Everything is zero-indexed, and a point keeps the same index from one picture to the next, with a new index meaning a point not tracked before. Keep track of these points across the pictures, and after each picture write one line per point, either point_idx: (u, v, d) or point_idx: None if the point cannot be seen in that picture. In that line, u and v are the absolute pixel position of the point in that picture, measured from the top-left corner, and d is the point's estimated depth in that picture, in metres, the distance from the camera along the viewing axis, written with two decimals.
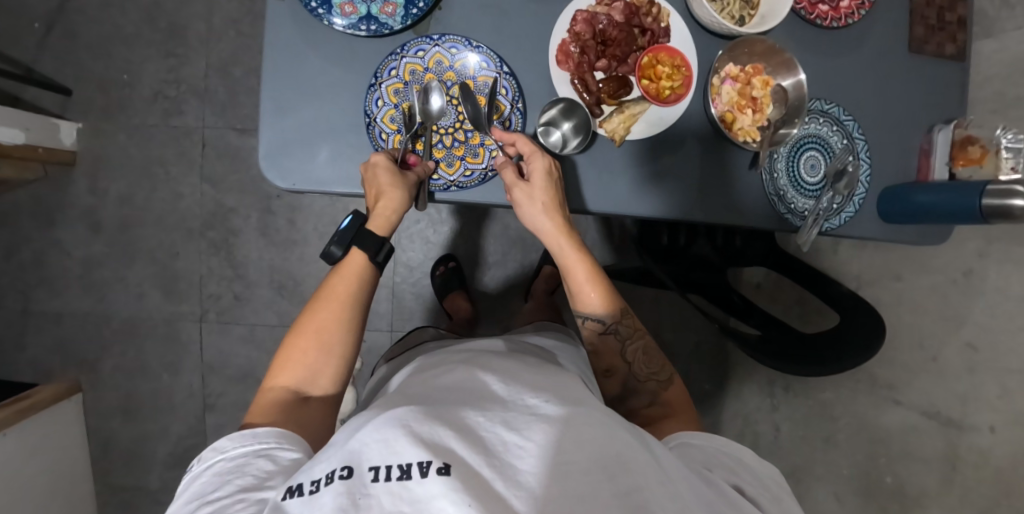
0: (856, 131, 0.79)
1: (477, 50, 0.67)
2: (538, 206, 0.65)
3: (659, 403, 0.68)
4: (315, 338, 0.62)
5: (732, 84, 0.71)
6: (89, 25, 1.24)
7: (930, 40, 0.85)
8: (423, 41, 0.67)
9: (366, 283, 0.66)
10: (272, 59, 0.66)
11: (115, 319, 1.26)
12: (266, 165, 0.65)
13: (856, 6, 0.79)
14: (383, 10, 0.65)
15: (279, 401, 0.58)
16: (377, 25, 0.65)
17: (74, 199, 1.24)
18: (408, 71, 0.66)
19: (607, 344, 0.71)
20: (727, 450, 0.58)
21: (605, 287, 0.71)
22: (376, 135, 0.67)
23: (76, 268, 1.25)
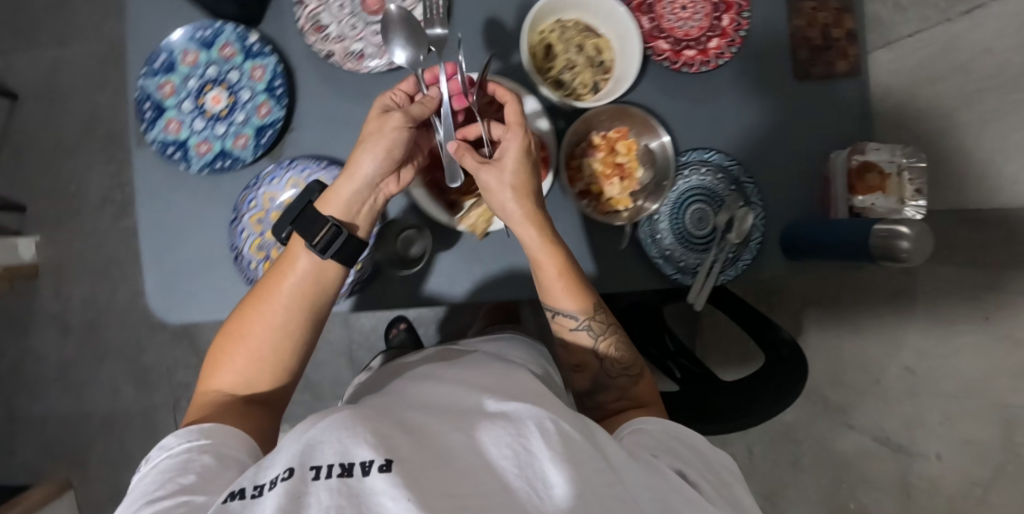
0: (744, 174, 0.76)
1: (326, 169, 0.69)
2: (503, 188, 0.61)
3: (629, 399, 0.68)
4: (246, 344, 0.61)
5: (595, 155, 0.70)
6: (31, 141, 1.30)
7: (818, 62, 0.82)
8: (275, 170, 0.70)
9: (310, 281, 0.62)
10: (143, 206, 0.72)
11: (96, 416, 1.31)
12: (156, 304, 0.73)
13: (726, 45, 0.76)
14: (235, 143, 0.70)
15: (216, 405, 0.59)
16: (232, 160, 0.70)
17: (42, 308, 1.30)
18: (267, 200, 0.70)
19: (578, 340, 0.69)
20: (673, 435, 0.57)
21: (577, 283, 0.66)
22: (245, 265, 0.71)
23: (52, 372, 1.30)
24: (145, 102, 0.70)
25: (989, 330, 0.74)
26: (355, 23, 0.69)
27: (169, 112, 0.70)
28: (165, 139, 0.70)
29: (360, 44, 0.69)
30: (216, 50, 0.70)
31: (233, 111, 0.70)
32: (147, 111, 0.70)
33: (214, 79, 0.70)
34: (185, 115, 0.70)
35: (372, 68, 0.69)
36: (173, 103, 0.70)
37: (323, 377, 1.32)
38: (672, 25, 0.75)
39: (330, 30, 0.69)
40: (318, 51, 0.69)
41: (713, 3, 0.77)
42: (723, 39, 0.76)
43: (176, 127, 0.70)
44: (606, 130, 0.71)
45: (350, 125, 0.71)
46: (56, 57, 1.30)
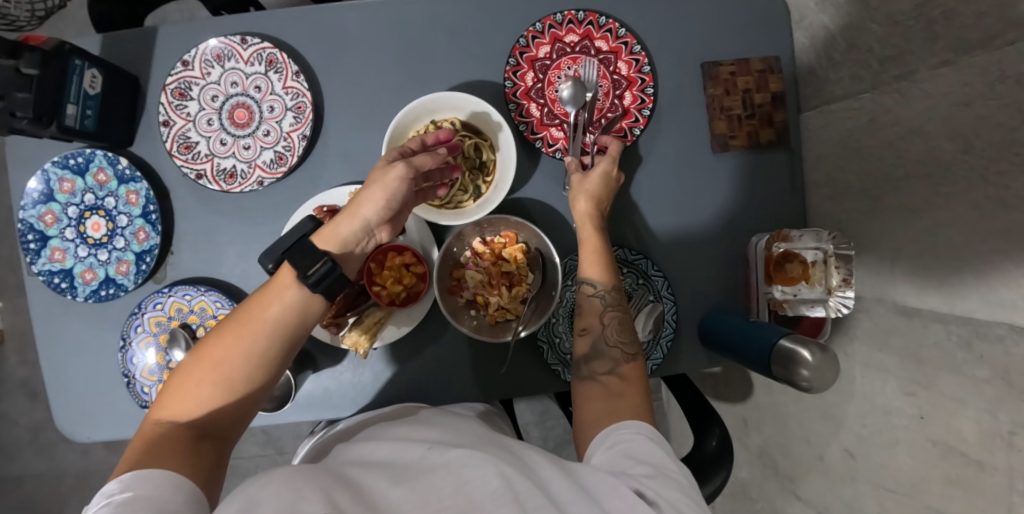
0: (652, 267, 0.72)
1: (207, 293, 0.69)
2: (582, 192, 0.65)
3: (621, 375, 0.59)
4: (217, 374, 0.52)
5: (479, 264, 0.66)
6: None
7: (737, 132, 0.75)
8: (158, 295, 0.69)
9: (302, 311, 0.54)
10: (43, 331, 0.73)
11: (68, 475, 1.34)
12: (62, 427, 0.73)
13: (627, 127, 0.71)
14: (118, 269, 0.69)
15: (164, 440, 0.50)
16: (117, 285, 0.69)
17: (9, 373, 1.33)
18: (154, 324, 0.70)
19: (592, 304, 0.64)
20: (647, 440, 0.51)
21: (601, 249, 0.65)
22: (139, 390, 0.70)
23: (24, 434, 1.34)
24: (28, 234, 0.70)
25: (924, 429, 0.67)
26: (223, 138, 0.67)
27: (53, 240, 0.70)
28: (51, 269, 0.70)
29: (231, 160, 0.67)
30: (91, 177, 0.69)
31: (113, 237, 0.69)
32: (31, 243, 0.70)
33: (92, 205, 0.70)
34: (68, 242, 0.70)
35: (243, 186, 0.67)
36: (56, 232, 0.70)
37: (284, 434, 1.30)
38: (566, 110, 0.69)
39: (198, 148, 0.67)
40: (186, 171, 0.67)
41: (612, 79, 0.70)
42: (624, 121, 0.71)
43: (60, 257, 0.70)
44: (491, 236, 0.67)
45: (233, 242, 0.70)
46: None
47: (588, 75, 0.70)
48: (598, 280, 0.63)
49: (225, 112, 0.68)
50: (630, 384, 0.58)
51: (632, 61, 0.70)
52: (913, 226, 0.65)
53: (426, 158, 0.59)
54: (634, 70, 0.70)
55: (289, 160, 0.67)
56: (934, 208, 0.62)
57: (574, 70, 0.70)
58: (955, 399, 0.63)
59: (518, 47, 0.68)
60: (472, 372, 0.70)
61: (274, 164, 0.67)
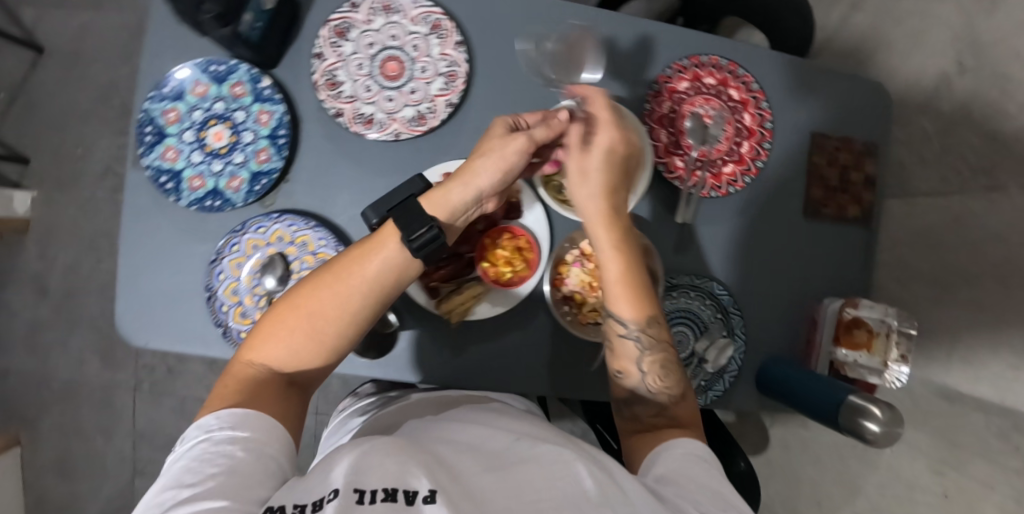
0: (733, 305, 0.75)
1: (315, 229, 0.65)
2: (591, 192, 0.62)
3: (667, 415, 0.59)
4: (310, 322, 0.53)
5: (585, 265, 0.69)
6: (48, 99, 1.30)
7: (830, 202, 0.80)
8: (263, 218, 0.66)
9: (400, 273, 0.55)
10: (131, 222, 0.70)
11: (57, 379, 1.32)
12: (123, 322, 0.70)
13: (740, 173, 0.75)
14: (228, 184, 0.67)
15: (253, 380, 0.51)
16: (223, 199, 0.67)
17: (24, 265, 1.30)
18: (250, 246, 0.66)
19: (624, 347, 0.61)
20: (710, 459, 0.52)
21: (633, 286, 0.61)
22: (218, 306, 0.67)
23: (22, 329, 1.30)
24: (147, 125, 0.67)
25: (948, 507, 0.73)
26: (370, 85, 0.66)
27: (169, 139, 0.68)
28: (160, 167, 0.67)
29: (371, 108, 0.66)
30: (227, 86, 0.67)
31: (232, 150, 0.67)
32: (148, 136, 0.67)
33: (219, 114, 0.67)
34: (185, 144, 0.68)
35: (379, 134, 0.66)
36: (175, 131, 0.68)
37: None
38: (692, 143, 0.73)
39: (343, 88, 0.66)
40: (328, 107, 0.65)
41: (735, 126, 0.74)
42: (738, 167, 0.75)
43: (173, 157, 0.67)
44: None
45: (349, 187, 0.67)
46: (88, 23, 1.30)
47: (718, 117, 0.74)
48: (627, 322, 0.61)
49: (378, 61, 0.66)
50: (675, 422, 0.58)
51: (757, 114, 0.75)
52: (976, 323, 0.71)
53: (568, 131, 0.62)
54: (757, 123, 0.75)
55: (430, 121, 0.66)
56: (1001, 311, 0.68)
57: (706, 109, 0.74)
58: (986, 485, 0.69)
59: (661, 77, 0.73)
60: (547, 364, 0.71)
61: (414, 122, 0.66)
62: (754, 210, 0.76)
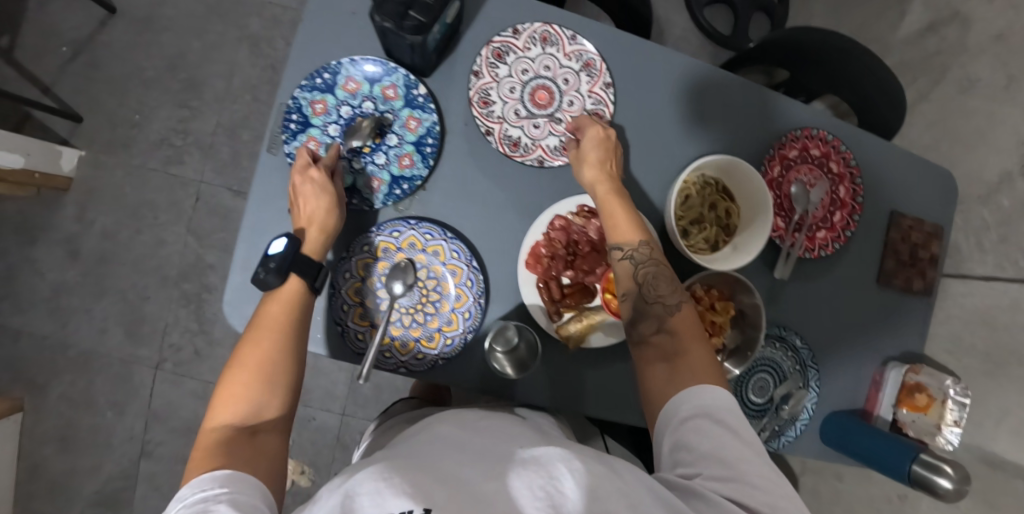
0: (810, 358, 0.79)
1: (450, 240, 0.63)
2: (584, 161, 0.63)
3: (668, 332, 0.57)
4: (258, 372, 0.55)
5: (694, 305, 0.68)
6: (112, 60, 1.26)
7: (899, 275, 0.85)
8: (400, 223, 0.63)
9: (303, 304, 0.58)
10: (255, 202, 0.64)
11: (75, 346, 1.26)
12: (229, 309, 0.63)
13: (831, 239, 0.78)
14: (368, 184, 0.64)
15: (221, 441, 0.50)
16: (360, 200, 0.64)
17: (60, 225, 1.24)
18: (380, 249, 0.63)
19: (623, 268, 0.60)
20: (725, 419, 0.49)
21: (625, 211, 0.61)
22: (336, 306, 0.62)
23: (47, 291, 1.25)
24: (292, 113, 0.64)
25: None
26: (519, 109, 0.66)
27: (312, 129, 0.64)
28: None
29: (518, 131, 0.66)
30: (380, 86, 0.64)
31: (376, 151, 0.64)
32: (291, 122, 0.64)
33: (367, 113, 0.65)
34: (328, 138, 0.65)
35: (524, 159, 0.66)
36: (320, 123, 0.64)
37: (319, 386, 1.25)
38: (794, 207, 0.75)
39: (494, 108, 0.65)
40: (480, 124, 0.65)
41: (831, 198, 0.78)
42: (830, 233, 0.78)
43: (314, 149, 0.64)
44: (709, 285, 0.70)
45: (482, 201, 0.65)
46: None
47: (819, 186, 0.76)
48: (625, 242, 0.60)
49: (530, 88, 0.66)
50: (683, 345, 0.56)
51: (851, 189, 0.79)
52: None
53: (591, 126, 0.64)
54: (850, 197, 0.79)
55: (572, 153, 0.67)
56: None
57: (810, 178, 0.76)
58: None
59: (775, 143, 0.75)
60: None
61: (558, 150, 0.67)
62: (840, 274, 0.81)
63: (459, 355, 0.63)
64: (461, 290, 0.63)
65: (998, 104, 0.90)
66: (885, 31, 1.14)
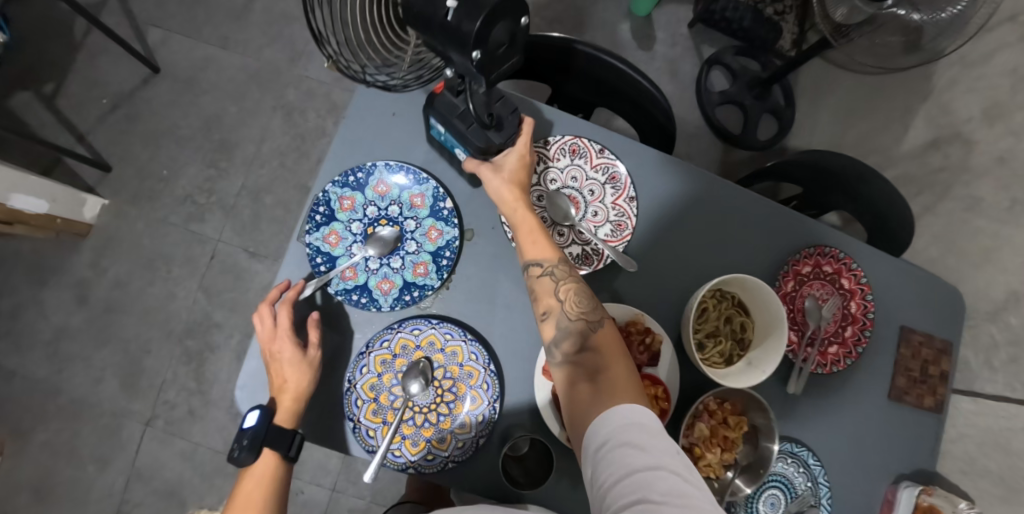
0: (823, 475, 0.75)
1: (470, 341, 0.64)
2: (501, 176, 0.63)
3: (590, 351, 0.56)
4: None
5: (706, 419, 0.68)
6: (149, 116, 1.31)
7: (910, 391, 0.81)
8: (421, 321, 0.64)
9: (278, 473, 0.60)
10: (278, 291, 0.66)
11: (67, 393, 1.23)
12: (241, 395, 0.63)
13: (843, 354, 0.77)
14: (379, 285, 0.66)
15: None
16: (368, 299, 0.65)
17: (71, 270, 1.24)
18: (399, 345, 0.64)
19: (540, 284, 0.61)
20: (631, 437, 0.47)
21: (538, 230, 0.63)
22: (351, 400, 0.63)
23: (48, 334, 1.23)
24: (321, 205, 0.66)
25: None
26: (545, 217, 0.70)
27: (336, 224, 0.66)
28: (320, 248, 0.66)
29: None
30: (410, 194, 0.68)
31: (396, 251, 0.67)
32: (317, 214, 0.66)
33: (391, 216, 0.67)
34: (350, 234, 0.66)
35: None
36: (345, 219, 0.66)
37: (311, 458, 1.22)
38: (805, 319, 0.77)
39: None
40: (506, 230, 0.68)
41: (842, 313, 0.78)
42: (843, 348, 0.77)
43: (334, 242, 0.66)
44: (722, 398, 0.69)
45: (504, 303, 0.67)
46: (210, 55, 1.34)
47: (827, 300, 0.77)
48: (542, 260, 0.61)
49: (557, 197, 0.70)
50: (602, 363, 0.55)
51: (863, 305, 0.78)
52: None
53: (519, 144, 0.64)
54: (862, 313, 0.78)
55: (594, 262, 0.69)
56: None
57: (822, 294, 0.77)
58: None
59: (788, 259, 0.77)
60: None
61: (579, 259, 0.69)
62: (861, 393, 0.79)
63: (470, 457, 0.63)
64: (477, 393, 0.64)
65: (1001, 226, 0.84)
66: (889, 143, 1.11)
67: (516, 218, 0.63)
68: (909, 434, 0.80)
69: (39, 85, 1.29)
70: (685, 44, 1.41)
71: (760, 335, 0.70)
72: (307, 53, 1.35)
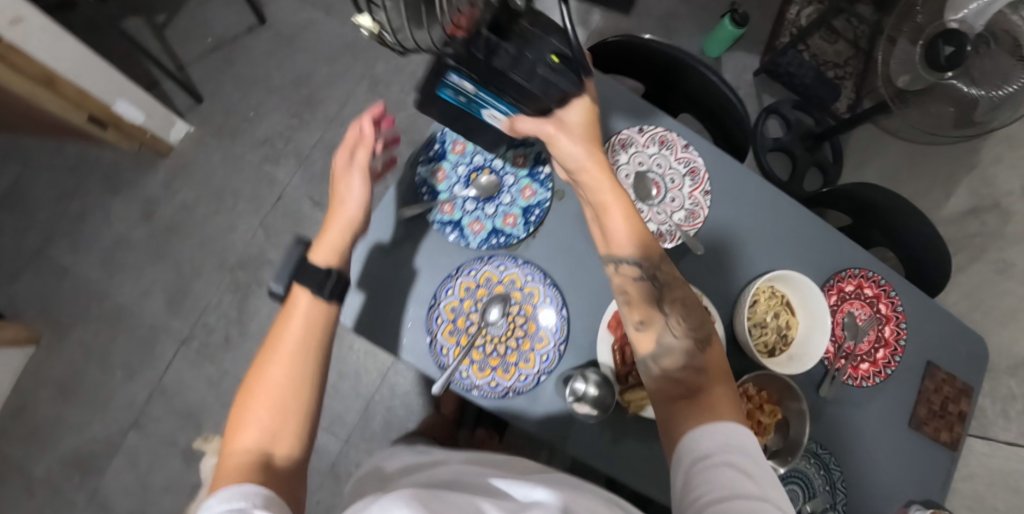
0: (841, 482, 0.79)
1: (547, 286, 0.70)
2: (574, 140, 0.63)
3: (695, 369, 0.57)
4: (272, 393, 0.55)
5: (745, 401, 0.73)
6: (246, 61, 1.41)
7: (930, 422, 0.85)
8: (507, 260, 0.70)
9: (318, 318, 0.61)
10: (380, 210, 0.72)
11: (112, 299, 1.27)
12: None
13: (874, 371, 0.83)
14: (471, 224, 0.71)
15: (241, 466, 0.50)
16: (459, 234, 0.71)
17: (143, 185, 1.31)
18: (484, 276, 0.69)
19: (639, 289, 0.62)
20: (729, 455, 0.48)
21: (628, 223, 0.63)
22: (433, 317, 0.68)
23: (107, 240, 1.28)
24: (435, 145, 0.73)
25: None
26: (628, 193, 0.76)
27: (445, 163, 0.73)
28: (427, 181, 0.72)
29: None
30: (513, 152, 0.74)
31: (493, 197, 0.72)
32: (432, 150, 0.73)
33: (493, 167, 0.73)
34: (455, 175, 0.73)
35: None
36: (453, 160, 0.73)
37: (332, 406, 1.25)
38: (842, 332, 0.83)
39: None
40: None
41: (876, 334, 0.84)
42: (874, 366, 0.83)
43: (441, 178, 0.72)
44: (761, 385, 0.74)
45: (581, 259, 0.73)
46: (313, 19, 1.45)
47: (864, 318, 0.83)
48: (628, 256, 0.62)
49: (642, 178, 0.77)
50: (702, 379, 0.56)
51: (896, 331, 0.84)
52: None
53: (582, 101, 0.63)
54: (894, 338, 0.84)
55: (665, 241, 0.76)
56: None
57: (861, 313, 0.83)
58: None
59: (834, 275, 0.83)
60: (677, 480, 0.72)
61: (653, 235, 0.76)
62: (886, 414, 0.83)
63: (530, 391, 0.69)
64: (546, 333, 0.69)
65: None
66: (930, 207, 1.19)
67: (602, 200, 0.63)
68: (926, 464, 0.84)
69: (152, 14, 1.39)
70: (747, 91, 1.52)
71: (802, 333, 0.77)
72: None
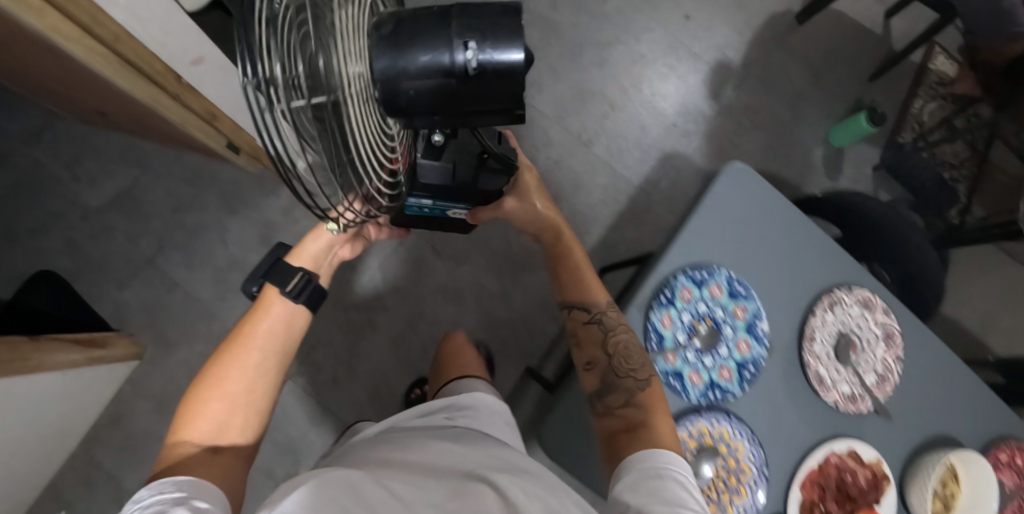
0: None
1: (752, 445, 0.72)
2: (519, 206, 0.83)
3: (634, 406, 0.66)
4: (232, 393, 0.64)
5: None
6: None
7: None
8: (721, 416, 0.71)
9: (289, 322, 0.72)
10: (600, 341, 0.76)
11: (221, 321, 1.25)
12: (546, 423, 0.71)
13: None
14: (690, 375, 0.72)
15: (182, 454, 0.58)
16: (678, 383, 0.71)
17: (263, 209, 1.27)
18: (698, 430, 0.70)
19: (591, 333, 0.73)
20: (666, 479, 0.57)
21: (573, 275, 0.81)
22: None
23: (221, 261, 1.26)
24: (667, 288, 0.72)
25: None
26: (833, 354, 0.76)
27: (672, 308, 0.72)
28: (654, 325, 0.72)
29: (827, 372, 0.76)
30: (736, 304, 0.73)
31: (713, 348, 0.72)
32: (662, 295, 0.72)
33: (714, 317, 0.73)
34: (679, 320, 0.72)
35: (826, 396, 0.75)
36: (680, 305, 0.72)
37: None
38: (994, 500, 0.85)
39: (816, 347, 0.75)
40: (804, 357, 0.75)
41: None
42: None
43: (666, 322, 0.72)
44: None
45: (780, 416, 0.75)
46: None
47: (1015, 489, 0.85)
48: (595, 307, 0.75)
49: (848, 340, 0.77)
50: (647, 419, 0.64)
51: None
52: None
53: (526, 172, 0.82)
54: None
55: (859, 406, 0.77)
56: None
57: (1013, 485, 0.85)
58: None
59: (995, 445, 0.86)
60: None
61: (849, 399, 0.77)
62: None
63: None
64: (745, 491, 0.71)
65: None
66: None
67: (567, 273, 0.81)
68: None
69: None
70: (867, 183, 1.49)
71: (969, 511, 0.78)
72: (539, 79, 1.38)
